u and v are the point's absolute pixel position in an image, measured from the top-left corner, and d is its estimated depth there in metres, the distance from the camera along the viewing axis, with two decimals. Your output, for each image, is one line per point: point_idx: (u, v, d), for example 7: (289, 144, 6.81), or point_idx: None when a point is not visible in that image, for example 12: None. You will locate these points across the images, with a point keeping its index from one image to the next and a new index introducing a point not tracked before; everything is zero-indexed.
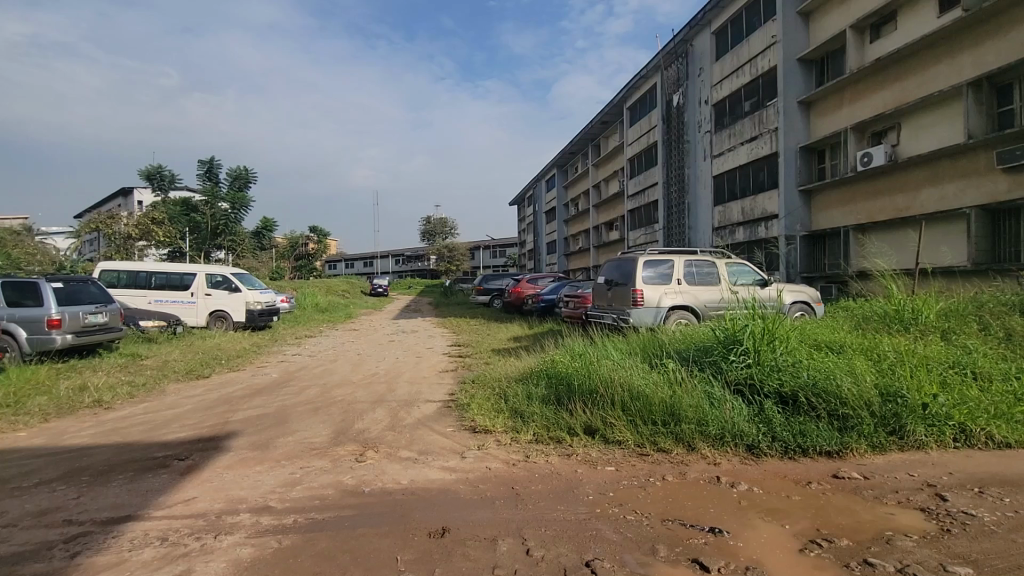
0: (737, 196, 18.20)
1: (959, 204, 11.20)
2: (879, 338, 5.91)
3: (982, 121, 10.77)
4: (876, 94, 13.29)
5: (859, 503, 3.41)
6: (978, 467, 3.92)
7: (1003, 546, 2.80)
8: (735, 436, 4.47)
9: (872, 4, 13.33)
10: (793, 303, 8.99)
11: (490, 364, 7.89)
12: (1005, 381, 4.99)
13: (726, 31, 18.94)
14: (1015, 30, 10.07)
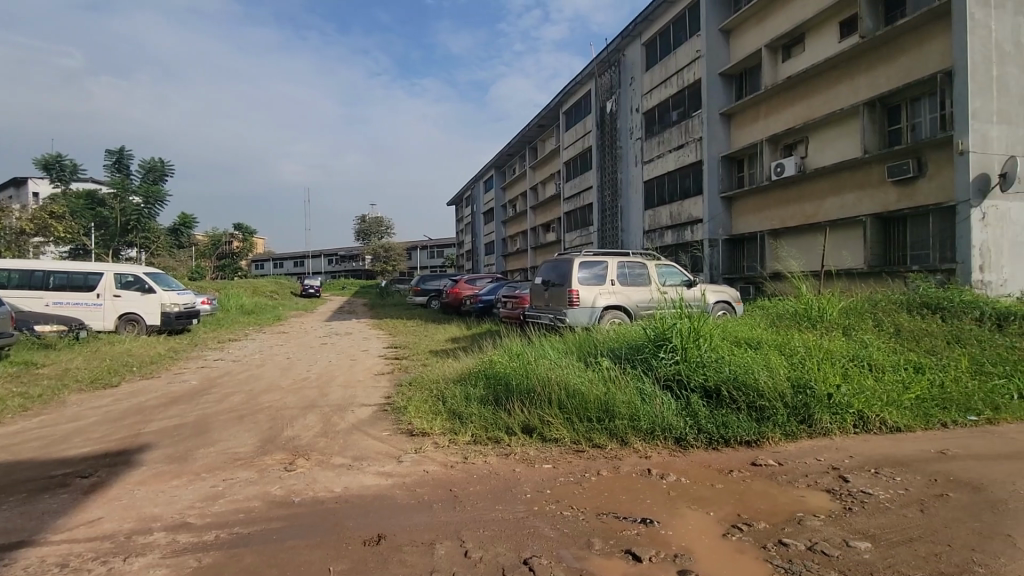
0: (666, 201, 19.10)
1: (857, 213, 12.38)
2: (791, 334, 6.40)
3: (876, 138, 11.97)
4: (787, 109, 14.42)
5: (774, 488, 3.68)
6: (874, 450, 4.35)
7: (896, 520, 3.12)
8: (665, 429, 4.68)
9: (784, 26, 14.43)
10: (716, 303, 9.55)
11: (428, 366, 7.79)
12: (895, 372, 5.57)
13: (655, 44, 19.84)
14: (902, 58, 11.28)
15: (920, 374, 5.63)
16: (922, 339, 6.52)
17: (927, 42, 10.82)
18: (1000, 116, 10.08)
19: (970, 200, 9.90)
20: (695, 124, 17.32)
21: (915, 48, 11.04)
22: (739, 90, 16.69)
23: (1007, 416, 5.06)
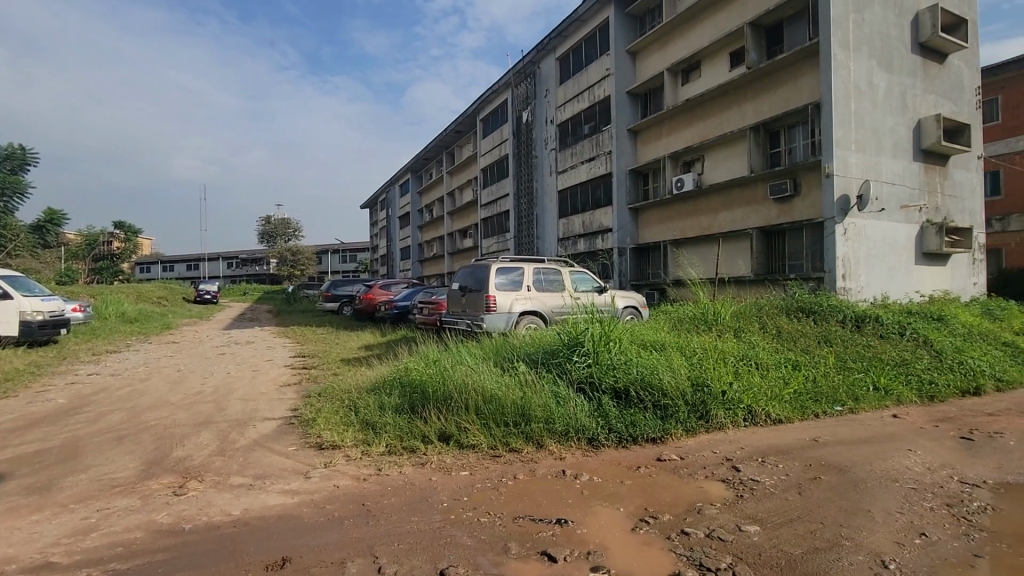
0: (578, 210, 19.85)
1: (745, 226, 13.66)
2: (690, 337, 6.90)
3: (761, 159, 13.29)
4: (686, 129, 15.59)
5: (677, 481, 3.94)
6: (761, 441, 4.80)
7: (779, 504, 3.46)
8: (578, 430, 4.84)
9: (684, 52, 15.63)
10: (625, 307, 10.06)
11: (340, 375, 7.44)
12: (777, 369, 6.19)
13: (568, 59, 20.66)
14: (782, 88, 12.67)
15: (797, 370, 6.31)
16: (798, 339, 7.31)
17: (801, 77, 12.23)
18: (857, 145, 11.63)
19: (835, 218, 11.31)
20: (605, 138, 18.20)
21: (792, 81, 12.43)
22: (644, 108, 17.80)
23: (865, 405, 5.82)
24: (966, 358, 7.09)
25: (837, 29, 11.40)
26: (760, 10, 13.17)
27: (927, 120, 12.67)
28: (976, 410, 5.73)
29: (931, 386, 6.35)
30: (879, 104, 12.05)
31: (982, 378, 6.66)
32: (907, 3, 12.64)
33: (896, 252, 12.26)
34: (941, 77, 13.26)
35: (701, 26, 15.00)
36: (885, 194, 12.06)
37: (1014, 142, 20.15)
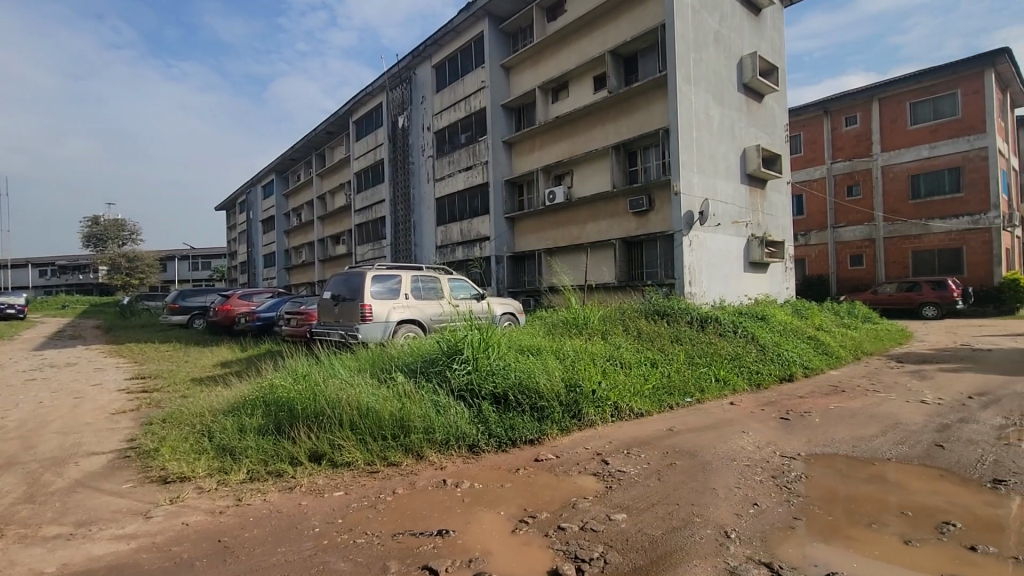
0: (455, 218, 19.97)
1: (609, 237, 14.81)
2: (563, 340, 7.29)
3: (621, 176, 14.54)
4: (556, 144, 16.50)
5: (553, 479, 4.11)
6: (626, 434, 5.21)
7: (642, 490, 3.79)
8: (459, 438, 4.84)
9: (553, 72, 16.56)
10: (503, 313, 10.30)
11: (190, 397, 6.60)
12: (639, 367, 6.79)
13: (444, 68, 20.76)
14: (638, 113, 14.02)
15: (655, 368, 6.98)
16: (656, 339, 8.09)
17: (653, 104, 13.65)
18: (699, 168, 13.28)
19: (682, 231, 12.78)
20: (481, 148, 18.57)
21: (645, 108, 13.82)
22: (518, 122, 18.49)
23: (709, 396, 6.62)
24: (783, 351, 8.40)
25: (681, 65, 12.93)
26: (619, 40, 14.46)
27: (751, 149, 14.88)
28: (791, 394, 6.83)
29: (758, 375, 7.43)
30: (715, 133, 13.89)
31: (794, 367, 7.96)
32: (733, 48, 14.77)
33: (730, 262, 14.20)
34: (760, 113, 15.68)
35: (567, 49, 16.03)
36: (720, 211, 13.90)
37: (812, 171, 24.48)
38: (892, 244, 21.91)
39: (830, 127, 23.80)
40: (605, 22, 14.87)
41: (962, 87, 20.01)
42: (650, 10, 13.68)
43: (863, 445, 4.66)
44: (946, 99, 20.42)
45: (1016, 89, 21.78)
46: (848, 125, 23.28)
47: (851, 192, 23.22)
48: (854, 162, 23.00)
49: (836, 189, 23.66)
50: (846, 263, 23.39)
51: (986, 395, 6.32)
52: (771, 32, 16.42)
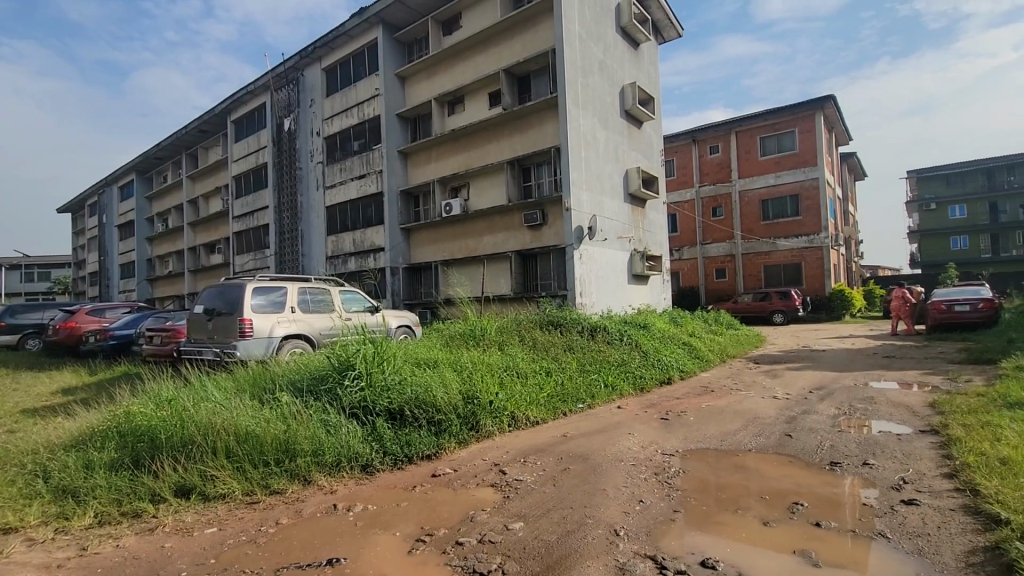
0: (348, 228, 19.17)
1: (504, 249, 15.11)
2: (460, 352, 7.29)
3: (516, 190, 14.95)
4: (452, 157, 16.53)
5: (451, 494, 4.07)
6: (523, 443, 5.32)
7: (539, 497, 3.88)
8: (351, 458, 4.60)
9: (448, 85, 16.64)
10: (398, 327, 10.02)
11: (19, 432, 5.56)
12: (534, 376, 6.98)
13: (335, 72, 19.99)
14: (531, 130, 14.56)
15: (549, 376, 7.21)
16: (550, 349, 8.39)
17: (545, 124, 14.25)
18: (587, 185, 14.08)
19: (573, 245, 13.44)
20: (375, 156, 18.07)
21: (538, 127, 14.38)
22: (413, 132, 18.29)
23: (599, 401, 6.99)
24: (663, 356, 9.13)
25: (570, 88, 13.66)
26: (512, 60, 14.95)
27: (632, 170, 16.10)
28: (670, 396, 7.43)
29: (642, 380, 8.01)
30: (601, 154, 14.84)
31: (672, 371, 8.68)
32: (616, 77, 15.96)
33: (615, 274, 15.18)
34: (640, 138, 17.06)
35: (463, 64, 16.23)
36: (607, 227, 14.84)
37: (684, 193, 27.06)
38: (748, 260, 24.86)
39: (697, 154, 26.54)
40: (499, 42, 15.31)
41: (799, 126, 23.44)
42: (541, 34, 14.33)
43: (730, 438, 5.21)
44: (788, 135, 23.79)
45: (840, 130, 25.97)
46: (712, 154, 26.14)
47: (715, 213, 26.03)
48: (717, 187, 25.82)
49: (704, 210, 26.37)
50: (712, 276, 26.07)
51: (822, 389, 7.38)
52: (648, 65, 17.99)
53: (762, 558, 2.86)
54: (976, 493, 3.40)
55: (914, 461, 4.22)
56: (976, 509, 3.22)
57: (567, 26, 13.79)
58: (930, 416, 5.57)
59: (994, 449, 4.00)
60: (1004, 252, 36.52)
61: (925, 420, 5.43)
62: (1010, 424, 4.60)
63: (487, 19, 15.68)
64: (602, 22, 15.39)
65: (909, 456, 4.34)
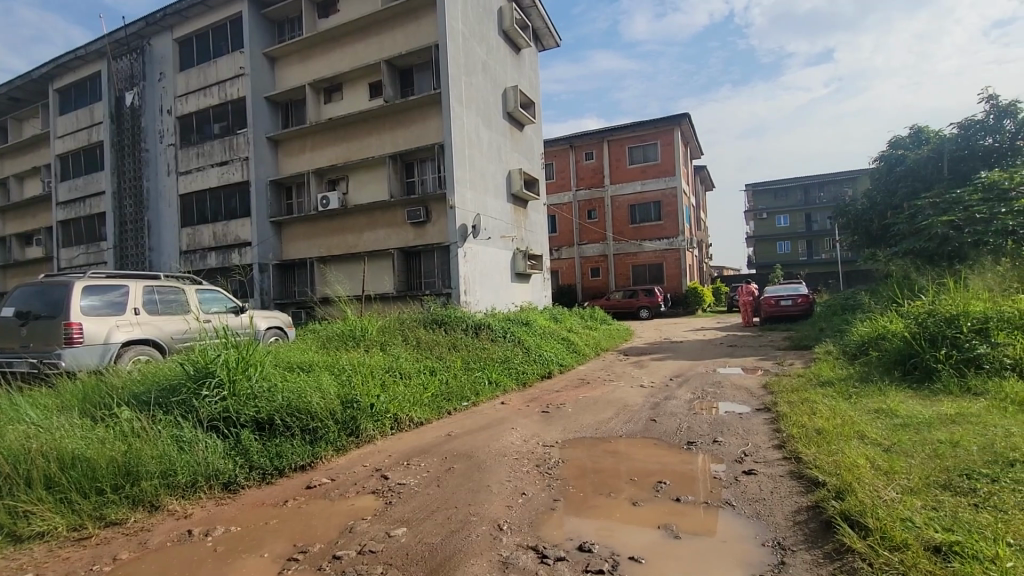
0: (208, 220, 17.30)
1: (387, 246, 14.62)
2: (337, 354, 6.94)
3: (399, 186, 14.53)
4: (328, 147, 15.58)
5: (327, 505, 3.83)
6: (405, 445, 5.17)
7: (423, 500, 3.80)
8: (210, 477, 4.12)
9: (324, 71, 15.64)
10: (268, 329, 9.21)
11: None
12: (418, 376, 6.83)
13: (191, 45, 17.83)
14: (414, 125, 14.24)
15: (433, 375, 7.13)
16: (434, 347, 8.28)
17: (428, 120, 14.04)
18: (471, 184, 14.12)
19: (457, 243, 13.41)
20: (240, 142, 16.44)
21: (421, 122, 14.12)
22: (285, 118, 16.94)
23: (483, 398, 7.04)
24: (543, 352, 9.47)
25: (453, 86, 13.58)
26: (394, 51, 14.49)
27: (515, 171, 16.51)
28: (550, 389, 7.73)
29: (524, 375, 8.23)
30: (484, 154, 14.99)
31: (552, 365, 9.05)
32: (499, 79, 16.24)
33: (499, 273, 15.45)
34: (521, 140, 17.55)
35: (340, 50, 15.38)
36: (490, 226, 15.04)
37: (562, 196, 28.31)
38: (619, 260, 26.84)
39: (574, 160, 27.93)
40: (381, 31, 14.76)
41: (661, 139, 25.84)
42: (424, 28, 14.07)
43: (603, 426, 5.57)
44: (652, 147, 26.10)
45: (693, 145, 29.07)
46: (588, 160, 27.70)
47: (590, 215, 27.66)
48: (592, 191, 27.44)
49: (580, 213, 27.87)
50: (588, 274, 27.69)
51: (681, 377, 8.22)
52: (529, 71, 18.58)
53: (631, 535, 3.09)
54: (798, 459, 4.01)
55: (753, 436, 4.86)
56: (799, 473, 3.80)
57: (450, 23, 13.71)
58: (764, 395, 6.47)
59: (811, 422, 4.74)
60: (816, 255, 43.64)
61: (761, 400, 6.28)
62: (822, 399, 5.51)
63: (367, 6, 15.01)
64: (485, 23, 15.56)
65: (748, 432, 4.98)
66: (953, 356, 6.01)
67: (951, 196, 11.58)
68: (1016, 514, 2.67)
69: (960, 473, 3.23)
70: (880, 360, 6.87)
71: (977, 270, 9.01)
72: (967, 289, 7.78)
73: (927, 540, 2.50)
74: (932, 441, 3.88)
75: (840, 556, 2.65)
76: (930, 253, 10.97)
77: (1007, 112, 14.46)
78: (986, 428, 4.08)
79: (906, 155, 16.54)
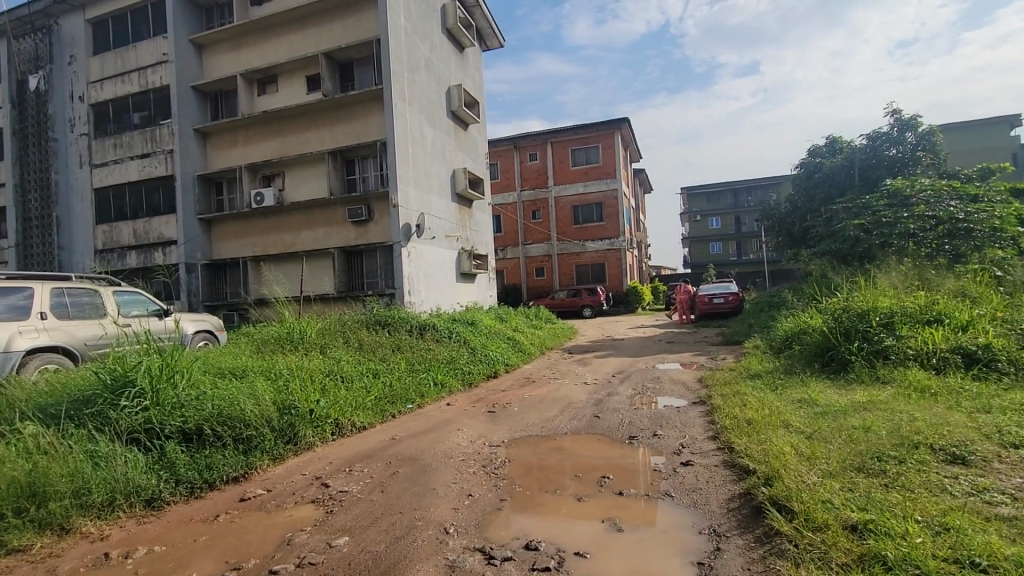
0: (127, 217, 16.10)
1: (326, 245, 14.12)
2: (274, 358, 6.64)
3: (339, 183, 14.07)
4: (262, 141, 14.84)
5: (262, 518, 3.64)
6: (347, 451, 5.01)
7: (366, 507, 3.70)
8: (130, 494, 3.81)
9: (257, 61, 14.90)
10: (196, 333, 8.64)
11: None
12: (360, 380, 6.63)
13: (107, 27, 16.52)
14: (355, 121, 13.83)
15: (376, 378, 6.94)
16: (377, 349, 8.08)
17: (369, 117, 13.68)
18: (415, 183, 13.88)
19: (401, 242, 13.12)
20: (164, 134, 15.38)
21: (362, 118, 13.75)
22: (214, 110, 15.99)
23: (429, 399, 6.93)
24: (489, 352, 9.45)
25: (396, 82, 13.29)
26: (333, 44, 14.02)
27: (459, 171, 16.39)
28: (495, 389, 7.73)
29: (470, 375, 8.17)
30: (428, 152, 14.78)
31: (498, 365, 9.06)
32: (443, 77, 16.06)
33: (443, 272, 15.29)
34: (465, 139, 17.46)
35: (275, 40, 14.69)
36: (435, 226, 14.86)
37: (507, 197, 28.36)
38: (563, 260, 27.28)
39: (518, 160, 28.06)
40: (318, 23, 14.23)
41: (602, 142, 26.52)
42: (365, 22, 13.71)
43: (549, 424, 5.63)
44: (593, 149, 26.71)
45: (633, 148, 30.02)
46: (531, 160, 27.93)
47: (535, 216, 27.89)
48: (536, 192, 27.71)
49: (524, 213, 28.05)
50: (533, 274, 27.93)
51: (622, 373, 8.45)
52: (472, 70, 18.51)
53: (576, 531, 3.14)
54: (731, 449, 4.23)
55: (690, 428, 5.07)
56: (732, 462, 4.00)
57: (392, 18, 13.42)
58: (700, 389, 6.78)
59: (742, 413, 5.01)
60: (745, 256, 46.11)
61: (697, 393, 6.58)
62: (752, 392, 5.83)
63: None
64: (428, 20, 15.34)
65: (685, 425, 5.19)
66: (865, 348, 6.53)
67: (862, 202, 12.55)
68: (919, 492, 2.94)
69: (872, 456, 3.51)
70: (802, 354, 7.36)
71: (884, 269, 9.80)
72: (877, 287, 8.46)
73: (846, 520, 2.70)
74: (848, 427, 4.20)
75: (770, 539, 2.81)
76: (844, 253, 11.86)
77: (909, 124, 15.85)
78: (893, 414, 4.46)
79: (823, 163, 17.77)
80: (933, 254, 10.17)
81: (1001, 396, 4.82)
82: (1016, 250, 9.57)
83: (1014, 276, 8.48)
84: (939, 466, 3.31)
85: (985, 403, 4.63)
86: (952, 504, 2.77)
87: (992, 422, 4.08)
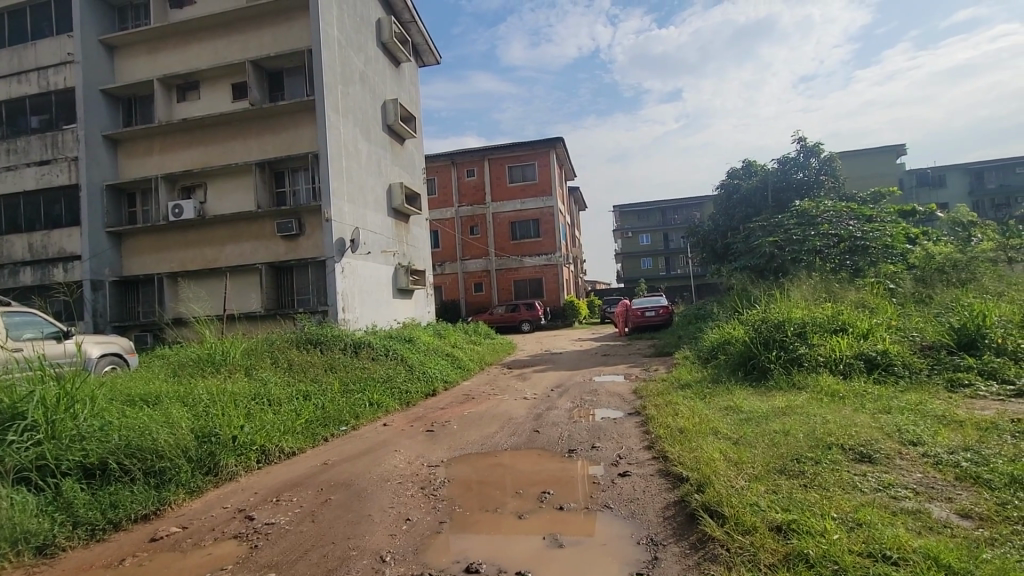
0: (22, 230, 14.61)
1: (252, 261, 13.38)
2: (192, 382, 6.18)
3: (266, 195, 13.43)
4: (181, 150, 13.93)
5: (175, 559, 3.32)
6: (274, 479, 4.69)
7: (294, 540, 3.46)
8: (17, 541, 3.33)
9: (177, 66, 14.03)
10: (101, 357, 7.87)
11: None
12: (289, 403, 6.27)
13: (3, 22, 15.12)
14: (285, 131, 13.30)
15: (308, 400, 6.60)
16: (308, 369, 7.70)
17: (300, 128, 13.21)
18: (349, 197, 13.49)
19: (334, 257, 12.63)
20: (67, 140, 14.11)
21: (292, 128, 13.25)
22: (126, 116, 14.85)
23: (363, 420, 6.67)
24: (427, 369, 9.25)
25: (329, 93, 12.93)
26: (261, 53, 13.48)
27: (395, 186, 16.13)
28: (434, 407, 7.57)
29: (407, 395, 7.96)
30: (362, 166, 14.45)
31: (436, 383, 8.89)
32: (378, 91, 15.82)
33: (379, 288, 14.87)
34: (401, 154, 17.26)
35: (197, 45, 13.93)
36: (370, 240, 14.48)
37: (444, 212, 28.16)
38: (501, 275, 27.42)
39: (455, 176, 28.03)
40: (246, 30, 13.66)
41: (537, 160, 27.16)
42: (296, 32, 13.30)
43: (488, 441, 5.57)
44: (529, 167, 27.28)
45: (567, 168, 30.99)
46: (468, 176, 28.00)
47: (472, 231, 27.89)
48: (473, 207, 27.76)
49: (462, 228, 27.98)
50: (471, 289, 27.84)
51: (561, 387, 8.54)
52: (408, 86, 18.39)
53: (517, 548, 3.10)
54: (666, 458, 4.36)
55: (626, 439, 5.18)
56: (666, 471, 4.12)
57: (326, 29, 13.09)
58: (635, 400, 6.98)
59: (674, 422, 5.20)
60: (674, 271, 48.36)
61: (632, 404, 6.77)
62: (683, 401, 6.07)
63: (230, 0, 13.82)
64: (363, 33, 15.10)
65: (622, 437, 5.30)
66: (781, 356, 7.00)
67: (774, 220, 13.55)
68: (834, 490, 3.16)
69: (793, 458, 3.74)
70: (727, 363, 7.77)
71: (796, 283, 10.59)
72: (791, 299, 9.13)
73: (771, 521, 2.84)
74: (769, 432, 4.46)
75: (703, 545, 2.90)
76: (762, 268, 12.75)
77: (813, 151, 17.42)
78: (807, 417, 4.80)
79: (740, 184, 19.06)
80: (837, 269, 11.15)
81: (897, 397, 5.32)
82: (904, 264, 10.69)
83: (904, 288, 9.45)
84: (850, 465, 3.59)
85: (885, 404, 5.08)
86: (863, 500, 2.99)
87: (892, 421, 4.48)
